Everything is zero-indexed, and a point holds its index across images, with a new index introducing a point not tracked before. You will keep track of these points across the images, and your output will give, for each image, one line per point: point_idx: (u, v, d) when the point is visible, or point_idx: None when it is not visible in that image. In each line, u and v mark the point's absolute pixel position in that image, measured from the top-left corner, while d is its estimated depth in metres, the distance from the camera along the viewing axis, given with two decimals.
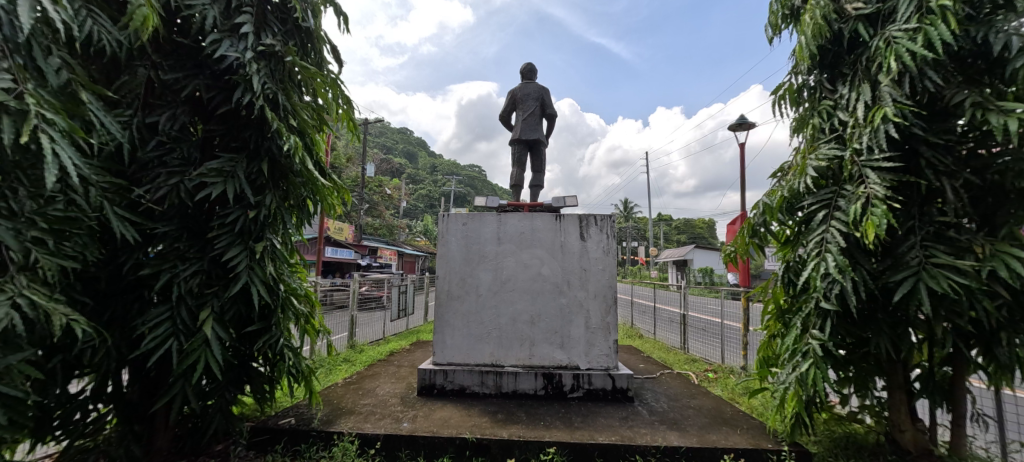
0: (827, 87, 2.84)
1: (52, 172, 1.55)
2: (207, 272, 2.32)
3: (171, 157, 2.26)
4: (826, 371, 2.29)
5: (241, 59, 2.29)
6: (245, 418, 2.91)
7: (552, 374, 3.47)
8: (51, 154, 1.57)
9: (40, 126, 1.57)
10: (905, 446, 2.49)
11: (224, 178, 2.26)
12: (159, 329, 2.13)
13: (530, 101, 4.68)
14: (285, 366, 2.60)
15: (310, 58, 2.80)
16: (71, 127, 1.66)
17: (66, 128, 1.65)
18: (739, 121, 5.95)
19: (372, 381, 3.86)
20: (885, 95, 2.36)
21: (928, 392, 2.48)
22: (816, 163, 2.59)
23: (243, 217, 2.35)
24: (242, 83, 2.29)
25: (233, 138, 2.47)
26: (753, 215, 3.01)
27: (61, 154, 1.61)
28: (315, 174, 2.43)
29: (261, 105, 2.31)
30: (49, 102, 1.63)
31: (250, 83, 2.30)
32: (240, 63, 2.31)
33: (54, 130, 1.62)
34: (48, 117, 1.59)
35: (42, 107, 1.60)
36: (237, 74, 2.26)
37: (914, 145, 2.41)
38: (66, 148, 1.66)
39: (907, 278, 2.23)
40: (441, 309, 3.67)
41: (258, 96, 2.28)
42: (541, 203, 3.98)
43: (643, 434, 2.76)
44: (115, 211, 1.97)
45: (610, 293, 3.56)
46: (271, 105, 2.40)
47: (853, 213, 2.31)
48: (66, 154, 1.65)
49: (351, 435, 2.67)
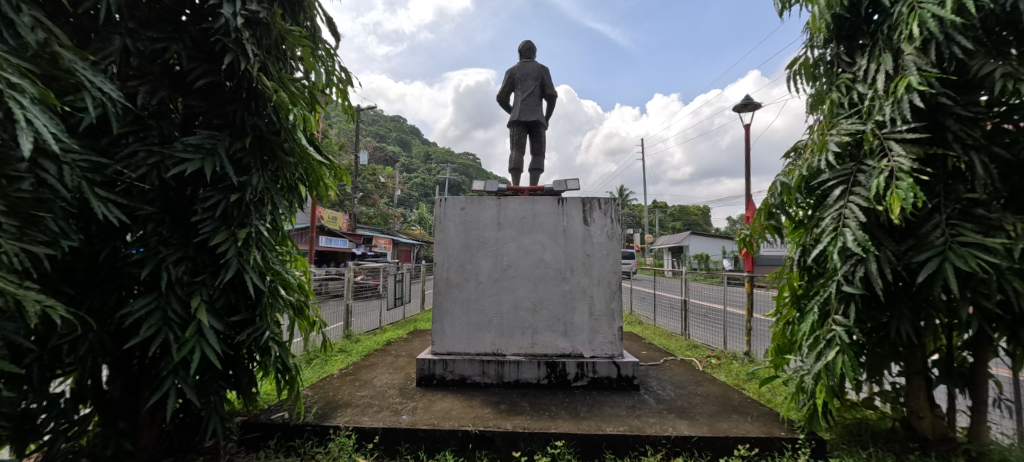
0: (845, 60, 2.69)
1: (25, 140, 1.40)
2: (193, 258, 2.18)
3: (149, 134, 2.09)
4: (855, 359, 2.24)
5: (232, 24, 2.06)
6: (237, 412, 2.79)
7: (556, 362, 3.36)
8: (21, 121, 1.42)
9: (6, 91, 1.41)
10: (923, 433, 2.40)
11: (203, 155, 2.07)
12: (151, 319, 1.98)
13: (528, 81, 4.49)
14: (275, 357, 2.46)
15: (309, 33, 2.64)
16: (40, 93, 1.50)
17: (35, 94, 1.49)
18: (746, 101, 5.76)
19: (369, 372, 3.74)
20: (909, 64, 2.24)
21: (946, 378, 2.38)
22: (838, 138, 2.46)
23: (224, 200, 2.14)
24: (233, 50, 2.08)
25: (215, 115, 2.26)
26: (770, 196, 2.90)
27: (34, 122, 1.46)
28: (309, 151, 2.30)
29: (257, 75, 2.14)
30: (12, 66, 1.45)
31: (241, 52, 2.11)
32: (231, 28, 2.09)
33: (22, 96, 1.46)
34: (13, 81, 1.43)
35: (3, 70, 1.42)
36: (227, 39, 2.05)
37: (940, 117, 2.26)
38: (41, 117, 1.51)
39: (931, 258, 2.13)
40: (440, 297, 3.53)
41: (253, 66, 2.11)
42: (542, 187, 3.83)
43: (653, 423, 2.66)
44: (96, 191, 1.81)
45: (615, 279, 3.46)
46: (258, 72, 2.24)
47: (877, 187, 2.21)
48: (29, 129, 1.49)
49: (348, 429, 2.54)
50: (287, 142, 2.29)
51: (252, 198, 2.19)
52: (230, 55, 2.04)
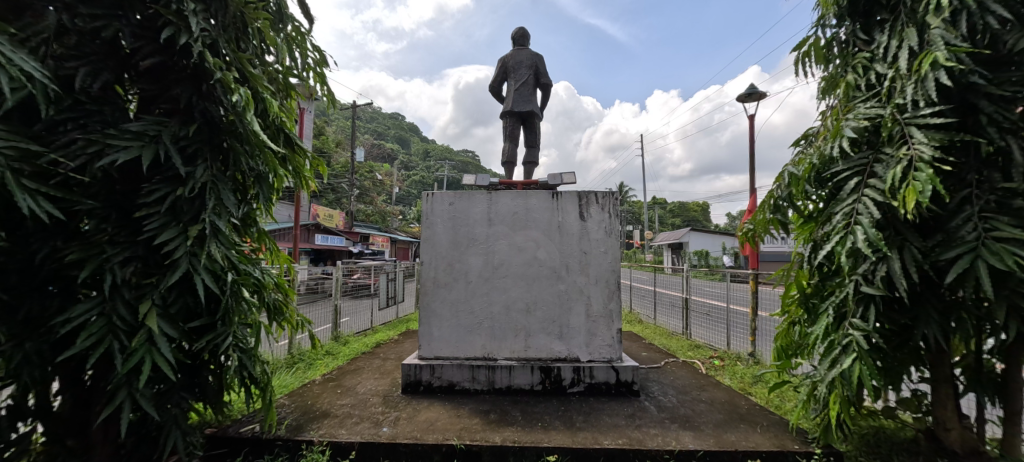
0: (861, 38, 2.46)
1: None
2: (143, 259, 2.00)
3: (92, 120, 1.94)
4: (873, 367, 2.03)
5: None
6: (206, 424, 2.60)
7: (550, 367, 3.16)
8: None
9: None
10: (951, 447, 2.19)
11: (145, 143, 1.96)
12: (92, 326, 1.81)
13: (521, 69, 4.27)
14: (240, 365, 2.25)
15: (277, 10, 2.57)
16: None
17: None
18: (749, 89, 5.53)
19: (353, 378, 3.53)
20: (936, 38, 2.01)
21: (975, 386, 2.17)
22: (854, 124, 2.22)
23: (172, 194, 2.04)
24: (175, 23, 2.00)
25: (164, 99, 2.17)
26: (776, 188, 2.67)
27: None
28: (264, 138, 2.11)
29: (201, 51, 2.04)
30: None
31: (184, 24, 2.02)
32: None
33: None
34: None
35: None
36: (166, 9, 1.97)
37: (971, 98, 2.03)
38: None
39: (961, 255, 1.92)
40: (427, 298, 3.31)
41: (194, 40, 2.01)
42: (535, 181, 3.61)
43: (654, 435, 2.46)
44: (24, 183, 1.62)
45: (614, 278, 3.25)
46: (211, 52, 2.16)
47: (895, 178, 1.99)
48: None
49: (322, 444, 2.33)
50: (239, 125, 2.15)
51: (195, 192, 2.07)
52: (170, 28, 1.97)
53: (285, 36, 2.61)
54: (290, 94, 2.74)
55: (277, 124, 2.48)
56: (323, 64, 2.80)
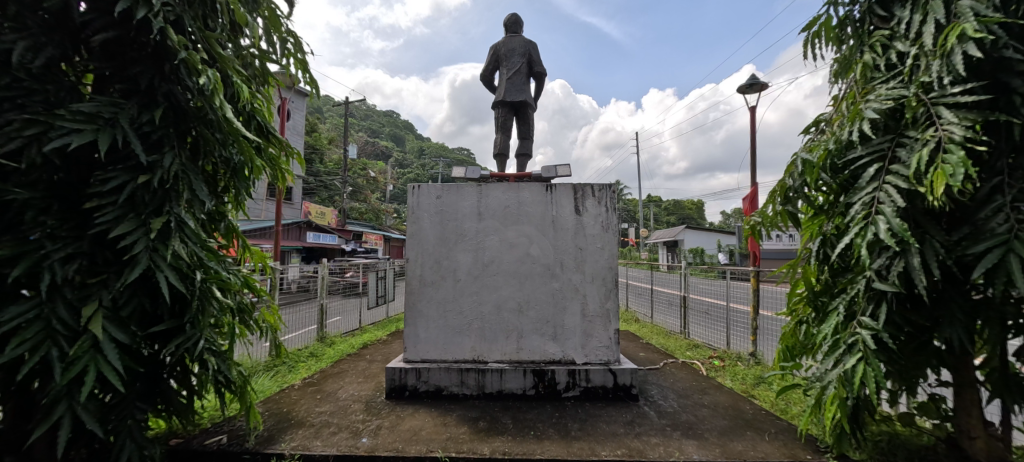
0: (879, 15, 2.28)
1: None
2: (89, 255, 1.79)
3: (32, 99, 1.73)
4: (881, 369, 1.86)
5: None
6: (169, 434, 2.38)
7: (544, 370, 2.98)
8: None
9: None
10: (975, 456, 2.03)
11: (99, 126, 1.75)
12: (27, 332, 1.60)
13: (514, 57, 4.07)
14: (210, 372, 2.06)
15: None
16: None
17: None
18: (751, 81, 5.36)
19: (335, 382, 3.33)
20: (966, 11, 1.84)
21: (1001, 392, 2.01)
22: (876, 106, 2.05)
23: (132, 183, 1.81)
24: None
25: (121, 79, 1.96)
26: (786, 179, 2.49)
27: None
28: (234, 124, 1.92)
29: (163, 27, 1.84)
30: None
31: None
32: None
33: None
34: None
35: None
36: None
37: (1004, 77, 1.85)
38: None
39: (991, 248, 1.75)
40: (414, 297, 3.12)
41: (153, 13, 1.81)
42: (529, 173, 3.42)
43: (655, 445, 2.28)
44: None
45: (611, 275, 3.07)
46: (174, 29, 1.95)
47: (921, 161, 1.82)
48: None
49: (294, 457, 2.14)
50: (207, 110, 1.95)
51: (165, 182, 1.87)
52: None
53: (259, 15, 2.40)
54: (268, 80, 2.54)
55: (248, 109, 2.28)
56: (302, 48, 2.58)
